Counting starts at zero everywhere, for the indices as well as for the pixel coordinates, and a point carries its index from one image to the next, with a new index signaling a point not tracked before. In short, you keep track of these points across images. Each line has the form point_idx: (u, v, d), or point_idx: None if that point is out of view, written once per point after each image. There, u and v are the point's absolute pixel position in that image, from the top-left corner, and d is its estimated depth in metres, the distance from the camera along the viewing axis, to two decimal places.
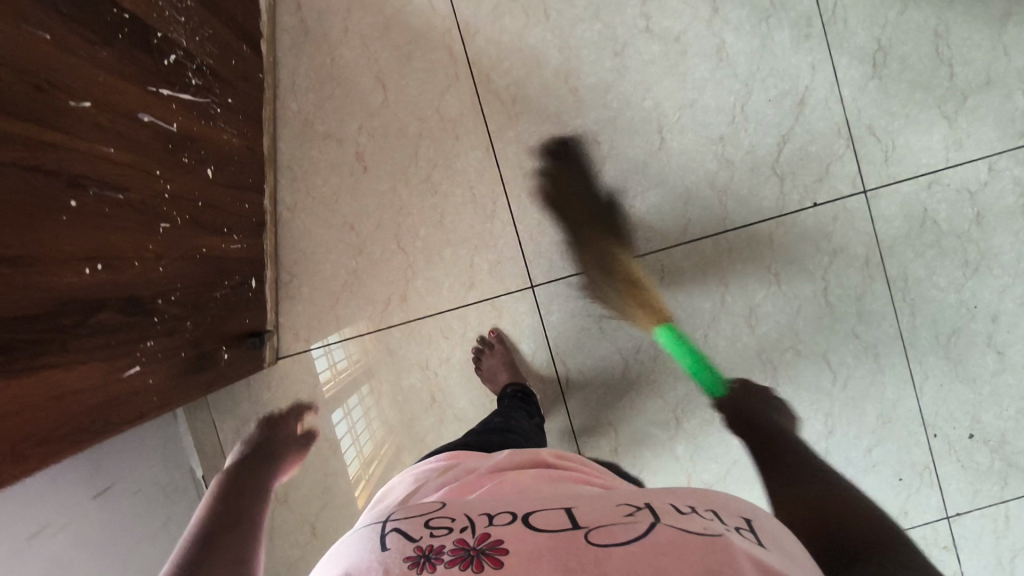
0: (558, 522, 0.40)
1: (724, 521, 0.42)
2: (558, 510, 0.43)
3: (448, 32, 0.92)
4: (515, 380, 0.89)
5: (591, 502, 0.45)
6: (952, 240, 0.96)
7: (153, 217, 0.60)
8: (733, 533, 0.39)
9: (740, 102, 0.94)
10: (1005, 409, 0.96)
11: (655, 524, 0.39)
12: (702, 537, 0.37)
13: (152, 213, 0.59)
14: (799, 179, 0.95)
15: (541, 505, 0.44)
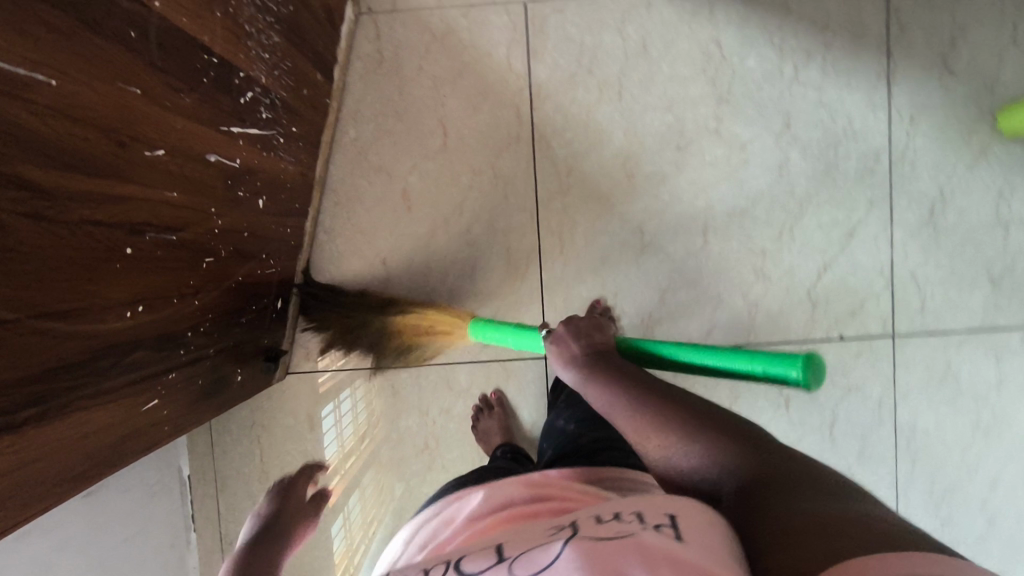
0: (487, 561, 0.38)
1: (647, 519, 0.39)
2: (494, 549, 0.40)
3: (519, 92, 0.92)
4: (506, 440, 0.90)
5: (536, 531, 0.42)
6: (969, 399, 0.95)
7: (199, 254, 0.60)
8: (650, 531, 0.36)
9: (790, 222, 0.94)
10: None
11: (569, 538, 0.37)
12: (611, 540, 0.35)
13: (199, 250, 0.60)
14: (831, 309, 0.95)
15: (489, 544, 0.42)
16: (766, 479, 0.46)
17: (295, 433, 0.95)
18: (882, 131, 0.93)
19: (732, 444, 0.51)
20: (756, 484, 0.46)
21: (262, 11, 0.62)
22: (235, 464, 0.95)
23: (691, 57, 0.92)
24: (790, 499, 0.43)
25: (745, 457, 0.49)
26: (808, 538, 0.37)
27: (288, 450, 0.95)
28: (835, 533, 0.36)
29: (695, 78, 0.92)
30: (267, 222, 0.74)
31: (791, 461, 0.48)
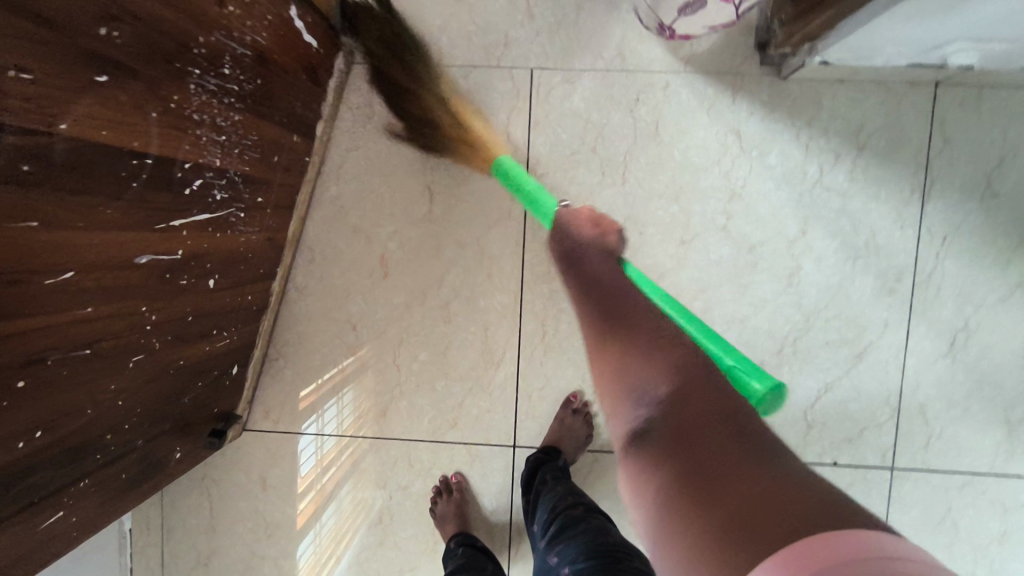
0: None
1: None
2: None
3: (516, 164, 0.85)
4: (462, 526, 0.85)
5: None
6: (967, 547, 0.87)
7: (125, 357, 0.56)
8: None
9: (793, 335, 0.86)
10: None
11: None
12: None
13: (126, 352, 0.55)
14: (828, 432, 0.88)
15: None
16: (713, 416, 0.40)
17: (245, 491, 0.92)
18: (908, 249, 0.84)
19: (675, 376, 0.43)
20: (696, 427, 0.40)
21: (218, 94, 0.56)
22: (183, 516, 0.92)
23: (707, 146, 0.84)
24: (743, 457, 0.37)
25: (685, 388, 0.42)
26: (799, 511, 0.33)
27: (237, 507, 0.92)
28: (824, 511, 0.33)
29: (709, 169, 0.85)
30: (221, 297, 0.70)
31: (718, 395, 0.42)
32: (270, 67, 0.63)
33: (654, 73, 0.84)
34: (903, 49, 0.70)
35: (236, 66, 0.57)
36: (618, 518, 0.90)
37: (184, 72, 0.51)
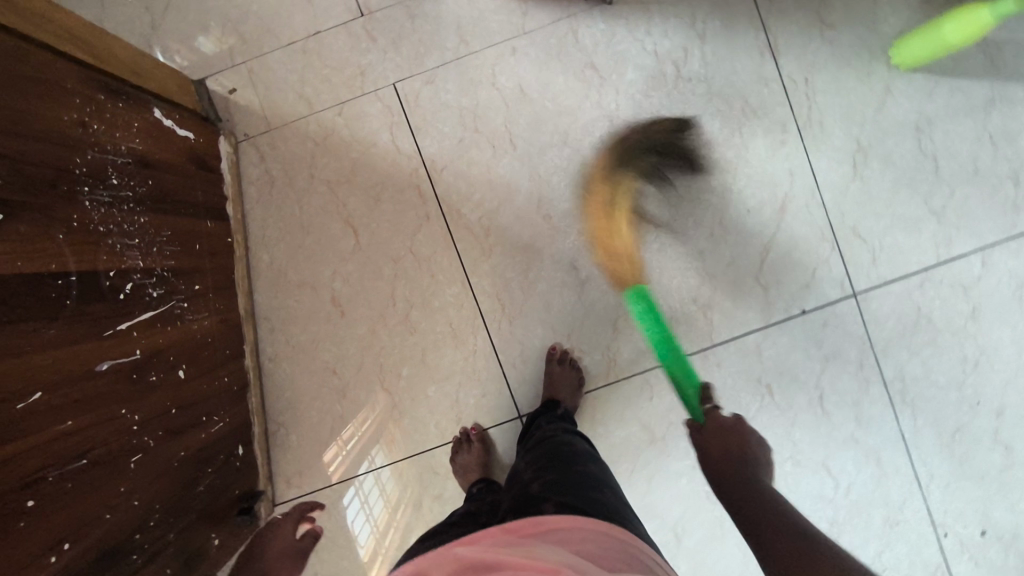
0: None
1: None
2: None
3: (415, 170, 0.91)
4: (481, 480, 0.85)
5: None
6: (950, 336, 0.92)
7: (121, 459, 0.60)
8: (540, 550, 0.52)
9: (718, 216, 0.92)
10: (1017, 503, 0.91)
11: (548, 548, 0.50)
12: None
13: (118, 454, 0.60)
14: (785, 287, 0.92)
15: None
16: None
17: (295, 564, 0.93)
18: (780, 100, 0.91)
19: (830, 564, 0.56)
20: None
21: (116, 204, 0.62)
22: None
23: (572, 87, 0.91)
24: None
25: None
26: None
27: None
28: None
29: (582, 104, 0.91)
30: (194, 383, 0.74)
31: None
32: (158, 167, 0.70)
33: (499, 44, 0.91)
34: None
35: (123, 174, 0.63)
36: (638, 442, 0.93)
37: (74, 192, 0.57)
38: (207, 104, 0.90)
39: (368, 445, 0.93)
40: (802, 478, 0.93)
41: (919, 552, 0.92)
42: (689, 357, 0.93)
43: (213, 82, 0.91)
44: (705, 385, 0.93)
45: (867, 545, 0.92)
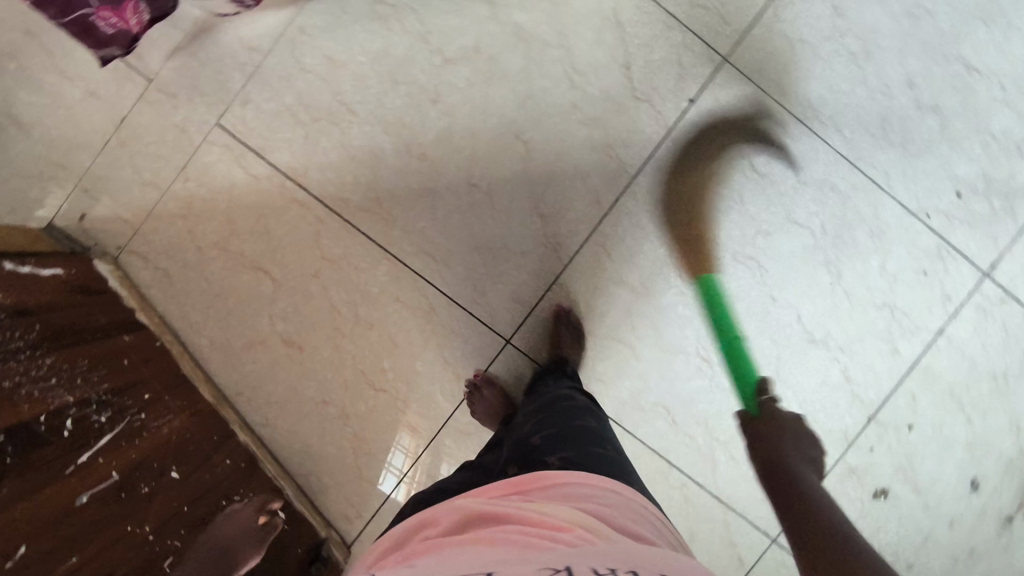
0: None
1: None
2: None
3: (284, 186, 0.91)
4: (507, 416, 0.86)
5: (516, 561, 0.41)
6: (830, 44, 0.91)
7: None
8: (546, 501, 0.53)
9: (569, 64, 0.90)
10: (972, 151, 0.93)
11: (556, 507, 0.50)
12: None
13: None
14: (663, 89, 0.91)
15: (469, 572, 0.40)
16: None
17: None
18: None
19: None
20: None
21: (10, 356, 0.61)
22: None
23: (370, 30, 0.89)
24: None
25: None
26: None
27: None
28: None
29: (389, 38, 0.89)
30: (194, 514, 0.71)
31: None
32: (42, 311, 0.69)
33: (284, 32, 0.89)
34: None
35: (3, 328, 0.63)
36: (625, 299, 0.94)
37: None
38: (66, 241, 0.89)
39: (396, 445, 0.93)
40: (779, 243, 0.93)
41: (915, 244, 0.94)
42: (618, 201, 0.93)
43: (61, 219, 0.90)
44: (647, 216, 0.93)
45: (868, 266, 0.94)
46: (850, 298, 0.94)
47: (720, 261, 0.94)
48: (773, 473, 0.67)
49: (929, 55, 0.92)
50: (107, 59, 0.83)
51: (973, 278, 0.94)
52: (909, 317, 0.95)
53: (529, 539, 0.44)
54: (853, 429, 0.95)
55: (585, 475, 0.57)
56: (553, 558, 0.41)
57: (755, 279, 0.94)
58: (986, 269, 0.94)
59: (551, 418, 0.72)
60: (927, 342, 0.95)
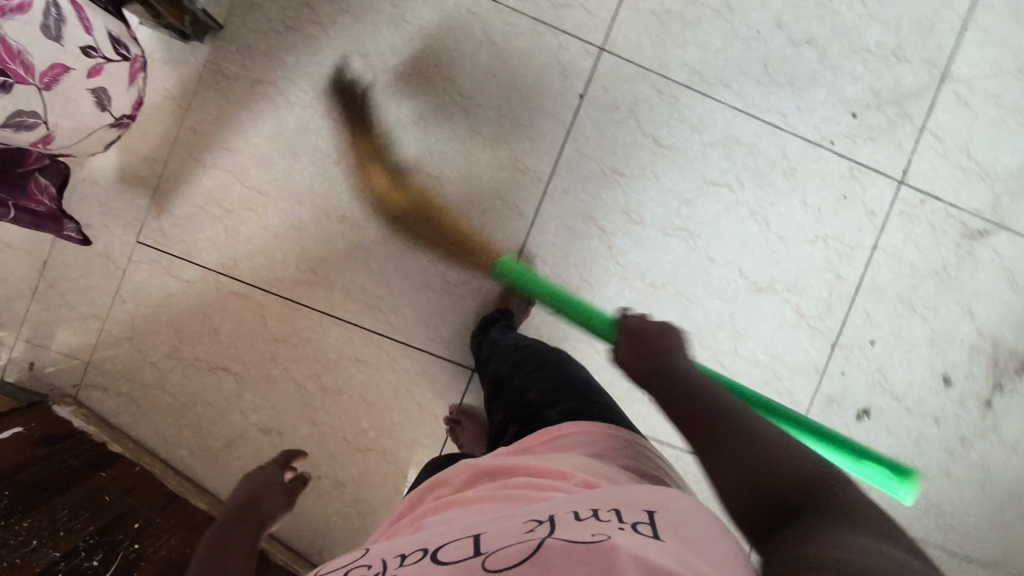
0: (460, 554, 0.37)
1: (626, 517, 0.40)
2: (468, 539, 0.39)
3: (218, 283, 0.91)
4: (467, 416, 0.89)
5: (505, 516, 0.41)
6: (694, 6, 0.94)
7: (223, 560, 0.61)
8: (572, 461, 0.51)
9: (457, 94, 0.93)
10: (854, 70, 0.96)
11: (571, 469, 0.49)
12: (591, 549, 0.34)
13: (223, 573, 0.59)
14: (553, 93, 0.94)
15: (457, 533, 0.40)
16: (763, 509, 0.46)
17: None
18: None
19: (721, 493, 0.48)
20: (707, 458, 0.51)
21: None
22: None
23: (258, 111, 0.90)
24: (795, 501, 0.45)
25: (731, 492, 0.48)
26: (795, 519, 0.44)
27: None
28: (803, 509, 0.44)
29: (279, 115, 0.90)
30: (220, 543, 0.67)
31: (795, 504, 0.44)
32: (4, 478, 0.70)
33: (178, 134, 0.90)
34: None
35: None
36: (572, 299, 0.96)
37: None
38: (22, 394, 0.88)
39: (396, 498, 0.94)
40: (703, 205, 0.97)
41: (827, 172, 0.98)
42: (540, 210, 0.95)
43: (12, 374, 0.90)
44: (571, 215, 0.95)
45: (791, 204, 0.98)
46: (783, 239, 0.98)
47: (652, 238, 0.96)
48: (654, 368, 0.62)
49: None
50: (82, 235, 0.85)
51: (889, 188, 0.98)
52: (842, 241, 0.98)
53: (527, 494, 0.45)
54: (820, 360, 0.99)
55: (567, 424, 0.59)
56: (543, 510, 0.41)
57: (689, 246, 0.97)
58: (898, 177, 0.98)
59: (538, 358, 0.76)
60: (865, 259, 0.98)
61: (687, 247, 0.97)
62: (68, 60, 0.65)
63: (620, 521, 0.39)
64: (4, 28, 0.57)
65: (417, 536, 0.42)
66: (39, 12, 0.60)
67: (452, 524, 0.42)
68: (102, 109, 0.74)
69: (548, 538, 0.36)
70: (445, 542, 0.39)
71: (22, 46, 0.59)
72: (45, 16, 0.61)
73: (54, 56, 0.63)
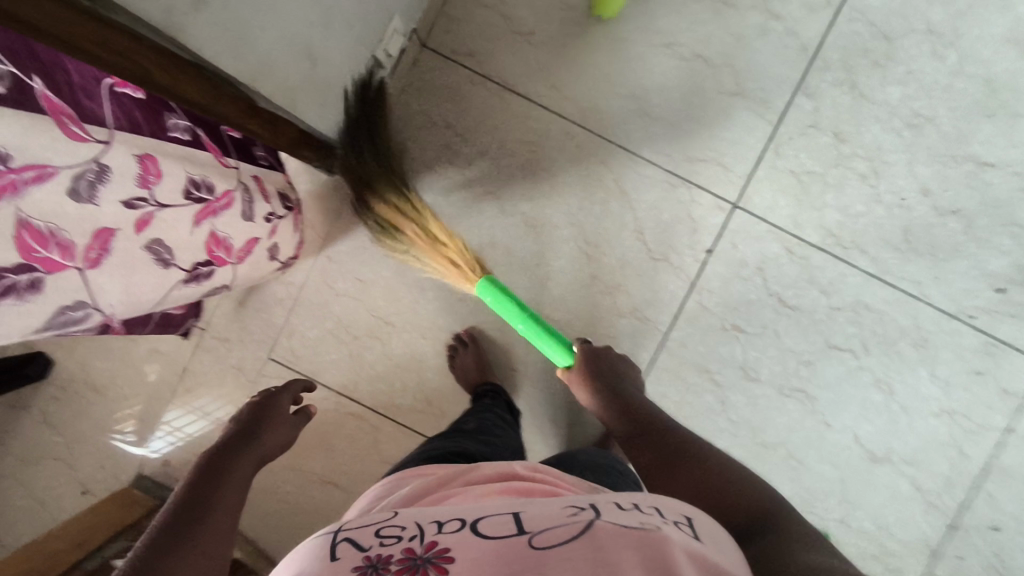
0: (505, 528, 0.38)
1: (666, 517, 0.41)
2: (508, 514, 0.40)
3: (339, 403, 0.95)
4: (488, 380, 0.89)
5: (538, 501, 0.43)
6: (835, 168, 0.92)
7: (198, 521, 0.54)
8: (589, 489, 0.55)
9: (583, 239, 0.93)
10: (1003, 244, 0.92)
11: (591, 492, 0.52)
12: (640, 535, 0.36)
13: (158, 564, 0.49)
14: (679, 245, 0.93)
15: (496, 508, 0.41)
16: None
17: None
18: (549, 117, 0.93)
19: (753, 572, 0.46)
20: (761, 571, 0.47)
21: None
22: None
23: None
24: None
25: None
26: None
27: None
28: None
29: None
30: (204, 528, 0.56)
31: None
32: None
33: (315, 262, 0.94)
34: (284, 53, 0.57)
35: None
36: None
37: None
38: (155, 489, 0.95)
39: None
40: (823, 368, 0.94)
41: (961, 345, 0.93)
42: (656, 358, 0.94)
43: (147, 469, 0.96)
44: (688, 366, 0.94)
45: (916, 375, 0.94)
46: (904, 409, 0.94)
47: (767, 397, 0.94)
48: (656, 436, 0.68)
49: (938, 160, 0.92)
50: (185, 330, 0.89)
51: None
52: (970, 418, 0.93)
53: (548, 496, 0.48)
54: (935, 540, 0.94)
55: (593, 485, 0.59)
56: (578, 500, 0.43)
57: (806, 408, 0.94)
58: None
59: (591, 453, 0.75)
60: (995, 440, 0.93)
61: (803, 409, 0.94)
62: (253, 229, 0.73)
63: (658, 516, 0.40)
64: (215, 224, 0.64)
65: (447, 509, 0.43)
66: (238, 201, 0.67)
67: (487, 504, 0.43)
68: (269, 258, 0.82)
69: (596, 519, 0.38)
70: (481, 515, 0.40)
71: (225, 235, 0.67)
72: (242, 202, 0.68)
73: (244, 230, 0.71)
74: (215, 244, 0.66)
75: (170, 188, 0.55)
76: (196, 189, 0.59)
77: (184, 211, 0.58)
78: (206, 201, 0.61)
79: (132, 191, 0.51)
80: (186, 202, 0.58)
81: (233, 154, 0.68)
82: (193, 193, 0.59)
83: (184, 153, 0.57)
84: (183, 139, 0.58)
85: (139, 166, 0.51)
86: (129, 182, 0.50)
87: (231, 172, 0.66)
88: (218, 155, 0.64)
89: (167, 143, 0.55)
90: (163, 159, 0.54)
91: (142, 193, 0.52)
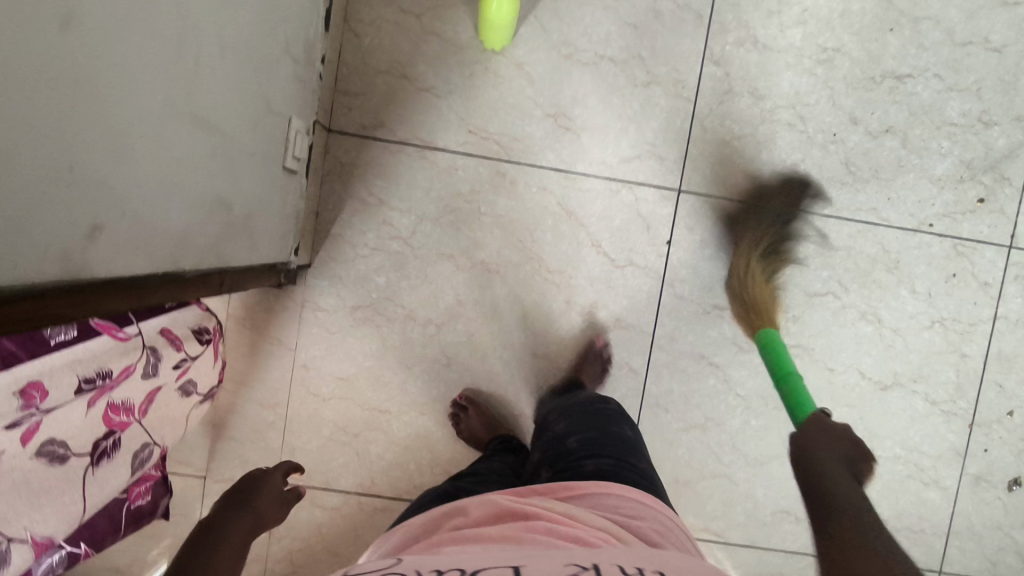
0: None
1: None
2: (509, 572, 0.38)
3: (359, 501, 0.94)
4: (497, 435, 0.88)
5: (541, 556, 0.41)
6: (765, 125, 0.92)
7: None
8: (598, 508, 0.54)
9: (545, 269, 0.92)
10: (940, 148, 0.93)
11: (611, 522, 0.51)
12: None
13: None
14: (639, 246, 0.93)
15: (494, 560, 0.40)
16: None
17: None
18: (476, 162, 0.91)
19: None
20: None
21: None
22: None
23: (361, 335, 0.92)
24: None
25: None
26: None
27: None
28: None
29: (383, 333, 0.92)
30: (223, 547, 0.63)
31: None
32: None
33: (292, 376, 0.92)
34: (190, 219, 0.54)
35: None
36: (702, 439, 0.94)
37: None
38: None
39: None
40: (811, 318, 0.94)
41: (931, 256, 0.94)
42: (650, 360, 0.94)
43: None
44: (684, 357, 0.94)
45: (900, 296, 0.94)
46: (898, 332, 0.95)
47: None
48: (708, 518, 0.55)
49: (859, 87, 0.92)
50: (166, 509, 0.85)
51: (999, 256, 0.94)
52: (960, 319, 0.95)
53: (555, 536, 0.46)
54: (961, 443, 0.96)
55: (607, 482, 0.58)
56: (584, 556, 0.42)
57: (806, 362, 0.95)
58: (1007, 242, 0.94)
59: (573, 425, 0.72)
60: (988, 332, 0.95)
61: (802, 362, 0.95)
62: (162, 380, 0.70)
63: None
64: (110, 396, 0.62)
65: (449, 559, 0.41)
66: (139, 364, 0.65)
67: (487, 555, 0.41)
68: (186, 392, 0.77)
69: None
70: (481, 566, 0.39)
71: (123, 398, 0.64)
72: (145, 364, 0.66)
73: (150, 386, 0.68)
74: (120, 414, 0.64)
75: (59, 395, 0.56)
76: (90, 381, 0.58)
77: (82, 405, 0.58)
78: (101, 385, 0.60)
79: (11, 420, 0.52)
80: (79, 397, 0.58)
81: (135, 320, 0.66)
82: (87, 386, 0.58)
83: (76, 355, 0.58)
84: (72, 338, 0.58)
85: (19, 399, 0.52)
86: (7, 414, 0.51)
87: (134, 342, 0.64)
88: (116, 332, 0.62)
89: (52, 356, 0.55)
90: (48, 375, 0.55)
91: (26, 414, 0.53)
